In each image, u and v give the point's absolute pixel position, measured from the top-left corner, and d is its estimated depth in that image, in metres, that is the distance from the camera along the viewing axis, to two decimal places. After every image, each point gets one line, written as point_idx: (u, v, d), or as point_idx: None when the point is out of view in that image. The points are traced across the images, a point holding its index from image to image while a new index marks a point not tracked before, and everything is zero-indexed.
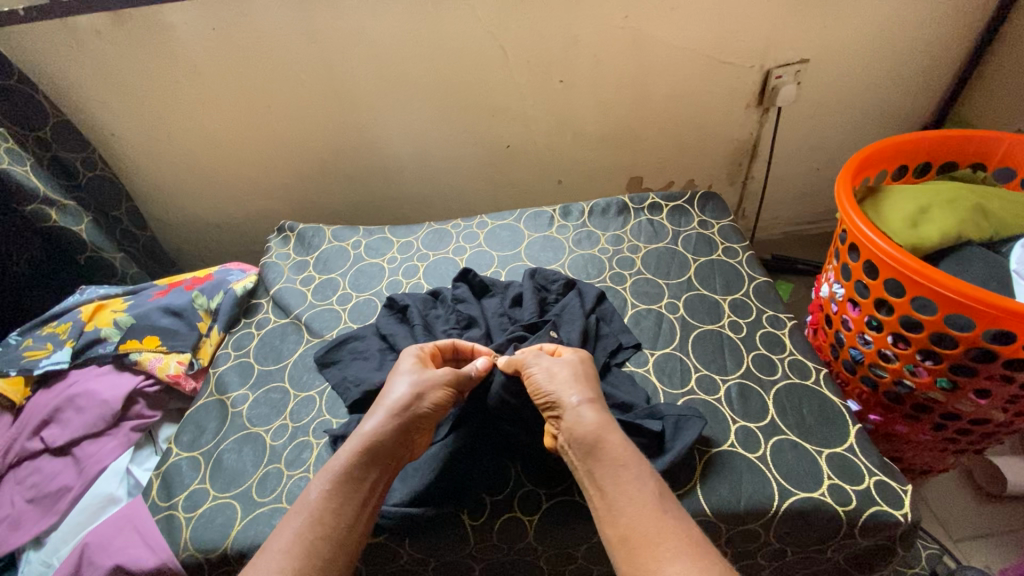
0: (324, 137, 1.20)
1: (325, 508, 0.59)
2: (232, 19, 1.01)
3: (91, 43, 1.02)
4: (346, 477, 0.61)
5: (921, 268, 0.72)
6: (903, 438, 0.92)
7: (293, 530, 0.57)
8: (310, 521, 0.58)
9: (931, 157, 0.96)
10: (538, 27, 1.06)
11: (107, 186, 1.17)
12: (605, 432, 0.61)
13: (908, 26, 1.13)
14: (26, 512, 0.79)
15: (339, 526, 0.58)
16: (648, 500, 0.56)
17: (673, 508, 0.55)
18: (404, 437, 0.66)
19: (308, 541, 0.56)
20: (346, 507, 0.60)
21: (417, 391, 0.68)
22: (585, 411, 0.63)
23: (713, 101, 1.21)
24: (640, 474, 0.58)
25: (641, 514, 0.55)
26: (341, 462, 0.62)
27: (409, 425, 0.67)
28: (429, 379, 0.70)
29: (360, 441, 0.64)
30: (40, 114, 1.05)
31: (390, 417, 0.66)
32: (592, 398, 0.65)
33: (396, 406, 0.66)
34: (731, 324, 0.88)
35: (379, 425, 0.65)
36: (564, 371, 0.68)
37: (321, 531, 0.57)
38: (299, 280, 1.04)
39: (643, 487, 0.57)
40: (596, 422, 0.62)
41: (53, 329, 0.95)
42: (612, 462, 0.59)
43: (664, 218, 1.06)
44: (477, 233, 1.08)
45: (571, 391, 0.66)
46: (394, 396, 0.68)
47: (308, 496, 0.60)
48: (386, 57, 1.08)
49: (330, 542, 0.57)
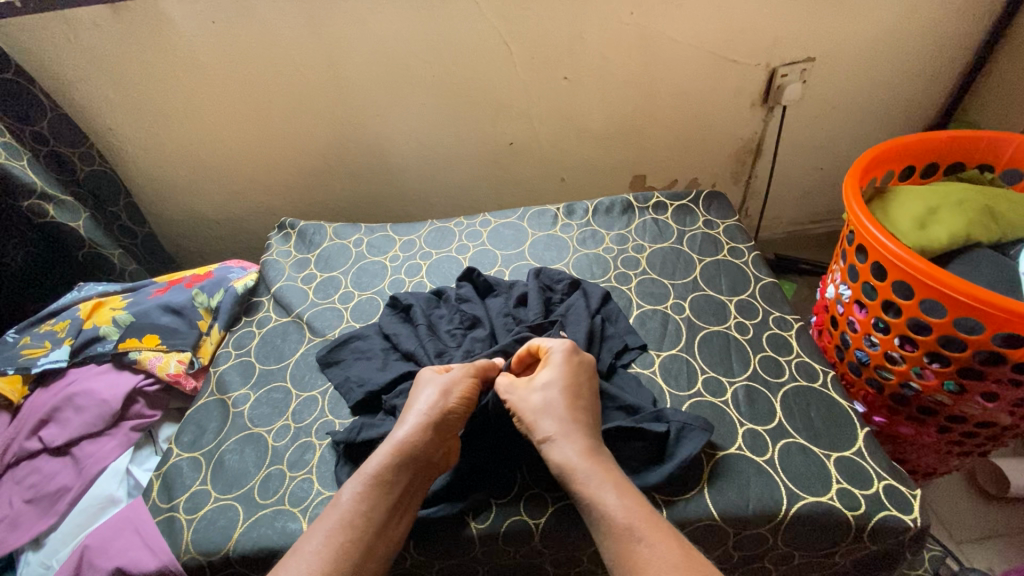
0: (325, 133, 1.19)
1: (355, 512, 0.59)
2: (232, 13, 1.00)
3: (89, 35, 1.01)
4: (377, 481, 0.62)
5: (931, 270, 0.71)
6: (908, 440, 0.91)
7: (323, 534, 0.57)
8: (340, 524, 0.58)
9: (939, 157, 0.96)
10: (543, 22, 1.04)
11: (105, 181, 1.16)
12: (573, 469, 0.62)
13: (916, 25, 1.12)
14: (24, 512, 0.78)
15: (368, 531, 0.59)
16: (620, 529, 0.57)
17: (650, 534, 0.55)
18: (438, 441, 0.66)
19: (337, 544, 0.57)
20: (375, 511, 0.60)
21: (445, 392, 0.68)
22: (554, 446, 0.64)
23: (718, 99, 1.20)
24: (608, 504, 0.59)
25: (619, 546, 0.56)
26: (373, 466, 0.63)
27: (442, 429, 0.66)
28: (450, 379, 0.70)
29: (391, 446, 0.64)
30: (36, 108, 1.03)
31: (419, 421, 0.65)
32: (561, 431, 0.65)
33: (428, 410, 0.66)
34: (737, 325, 0.87)
35: (410, 430, 0.65)
36: (530, 404, 0.68)
37: (351, 535, 0.58)
38: (301, 278, 1.03)
39: (614, 517, 0.57)
40: (565, 460, 0.63)
41: (51, 327, 0.94)
42: (583, 496, 0.60)
43: (670, 217, 1.05)
44: (481, 231, 1.07)
45: (537, 429, 0.66)
46: (424, 399, 0.68)
47: (338, 500, 0.61)
48: (388, 52, 1.07)
49: (359, 546, 0.57)
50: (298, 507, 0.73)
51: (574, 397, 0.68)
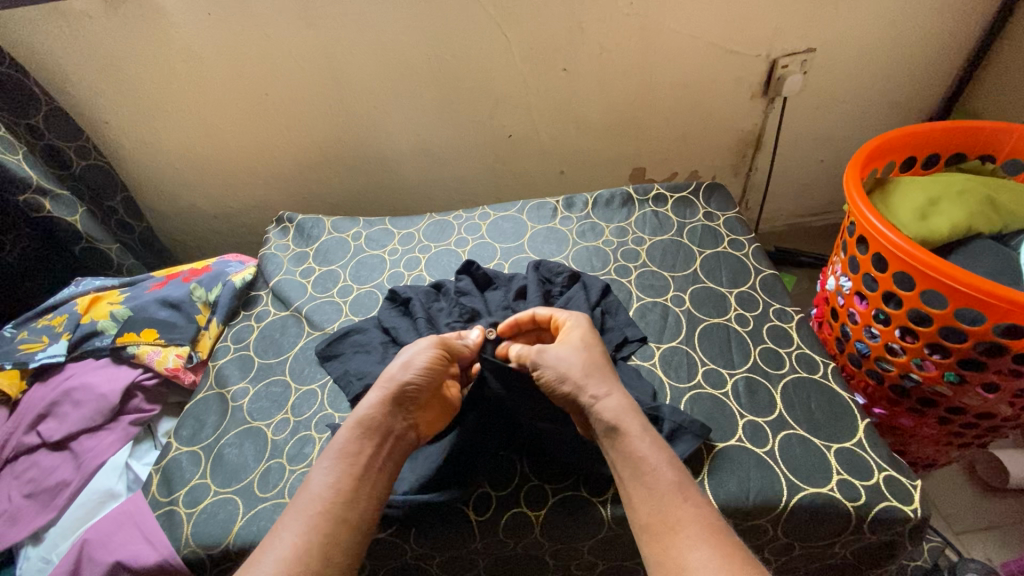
0: (322, 126, 1.18)
1: (325, 485, 0.59)
2: (228, 5, 0.99)
3: (83, 28, 1.00)
4: (343, 455, 0.61)
5: (932, 261, 0.70)
6: (908, 431, 0.91)
7: (296, 509, 0.57)
8: (310, 499, 0.58)
9: (940, 148, 0.95)
10: (542, 13, 1.03)
11: (101, 176, 1.15)
12: (624, 422, 0.61)
13: (917, 15, 1.11)
14: (23, 507, 0.78)
15: (339, 502, 0.58)
16: (666, 487, 0.56)
17: (694, 495, 0.56)
18: (397, 412, 0.66)
19: (309, 519, 0.56)
20: (343, 482, 0.59)
21: (403, 366, 0.68)
22: (603, 399, 0.64)
23: (718, 91, 1.19)
24: (659, 463, 0.58)
25: (662, 502, 0.56)
26: (337, 442, 0.62)
27: (398, 399, 0.66)
28: (410, 355, 0.70)
29: (352, 420, 0.64)
30: (32, 102, 1.03)
31: (377, 395, 0.66)
32: (610, 388, 0.65)
33: (385, 384, 0.67)
34: (737, 317, 0.87)
35: (370, 404, 0.65)
36: (575, 363, 0.67)
37: (321, 507, 0.57)
38: (299, 272, 1.03)
39: (663, 475, 0.57)
40: (619, 408, 0.62)
41: (48, 321, 0.94)
42: (633, 453, 0.59)
43: (670, 209, 1.04)
44: (479, 224, 1.07)
45: (585, 386, 0.65)
46: (381, 376, 0.68)
47: (308, 480, 0.60)
48: (385, 43, 1.06)
49: (330, 516, 0.57)
50: None
51: (603, 359, 0.69)
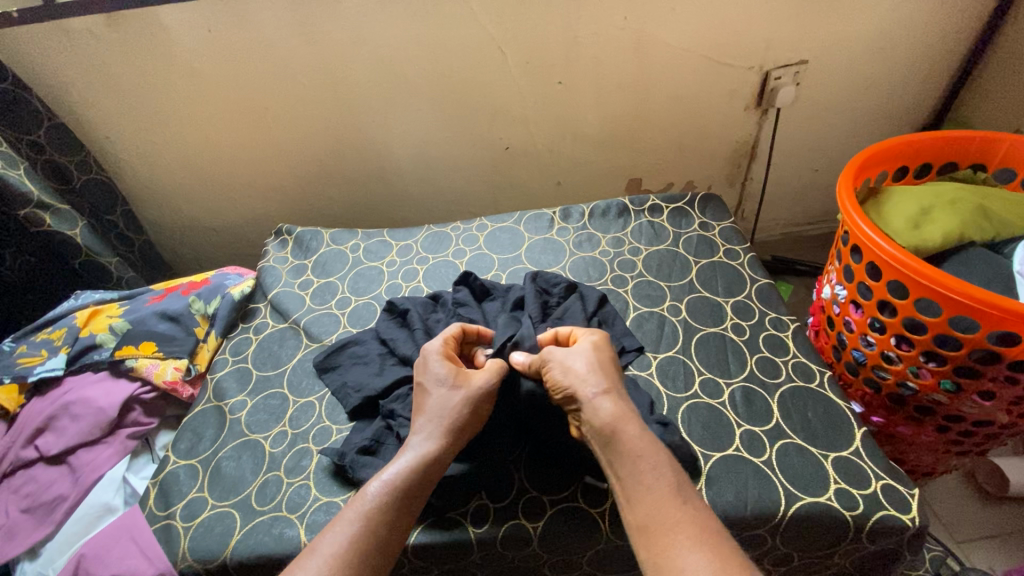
0: (321, 139, 1.19)
1: (382, 517, 0.58)
2: (228, 21, 1.00)
3: (85, 45, 1.01)
4: (404, 490, 0.61)
5: (925, 269, 0.71)
6: (907, 439, 0.91)
7: (352, 534, 0.56)
8: (368, 529, 0.57)
9: (932, 158, 0.96)
10: (537, 28, 1.05)
11: (101, 189, 1.16)
12: (622, 423, 0.61)
13: (907, 26, 1.13)
14: (20, 522, 0.78)
15: (393, 539, 0.58)
16: (664, 488, 0.56)
17: (692, 496, 0.56)
18: (455, 452, 0.66)
19: (365, 549, 0.56)
20: (400, 519, 0.59)
21: (472, 409, 0.67)
22: (602, 403, 0.63)
23: (712, 103, 1.20)
24: (658, 464, 0.58)
25: (659, 505, 0.55)
26: (399, 474, 0.61)
27: (459, 443, 0.66)
28: (474, 396, 0.68)
29: (418, 455, 0.63)
30: (33, 118, 1.03)
31: (444, 432, 0.65)
32: (611, 386, 0.65)
33: (453, 422, 0.66)
34: (733, 326, 0.88)
35: (437, 442, 0.64)
36: (580, 361, 0.68)
37: (379, 541, 0.57)
38: (298, 284, 1.03)
39: (660, 477, 0.57)
40: (614, 414, 0.62)
41: (48, 335, 0.94)
42: (631, 452, 0.59)
43: (665, 219, 1.05)
44: (477, 235, 1.08)
45: (585, 386, 0.65)
46: (448, 410, 0.66)
47: (365, 505, 0.59)
48: (383, 58, 1.07)
49: (384, 551, 0.57)
50: (295, 514, 0.73)
51: (609, 364, 0.69)
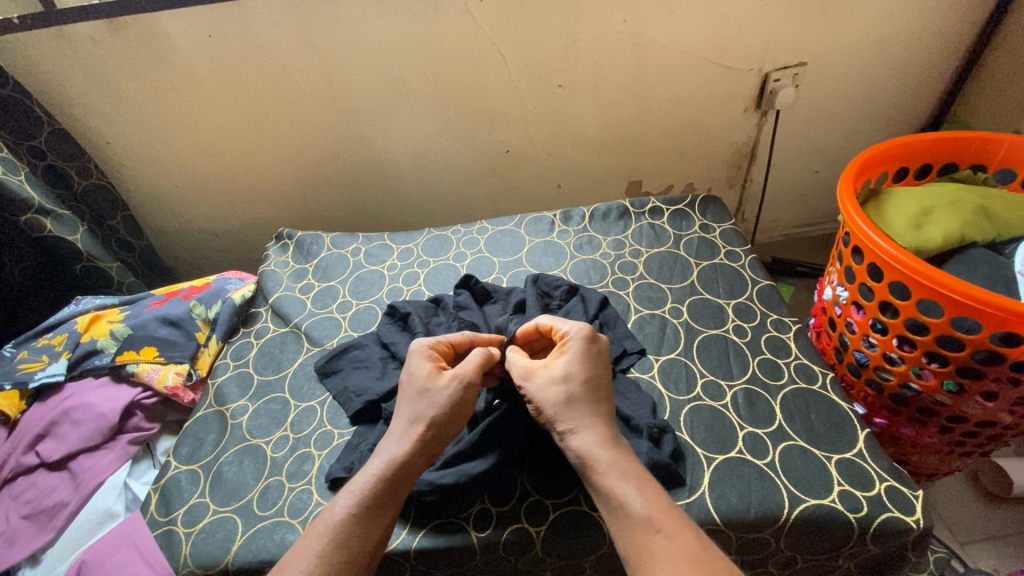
0: (321, 144, 1.20)
1: (349, 530, 0.59)
2: (228, 26, 1.00)
3: (87, 51, 1.01)
4: (371, 500, 0.61)
5: (925, 269, 0.71)
6: (910, 441, 0.91)
7: (316, 551, 0.57)
8: (334, 543, 0.57)
9: (932, 159, 0.96)
10: (536, 32, 1.05)
11: (103, 194, 1.16)
12: (595, 459, 0.61)
13: (905, 29, 1.13)
14: (21, 528, 0.78)
15: (361, 551, 0.58)
16: (638, 519, 0.56)
17: (667, 525, 0.55)
18: (428, 456, 0.65)
19: (331, 563, 0.56)
20: (370, 530, 0.59)
21: (444, 413, 0.66)
22: (573, 438, 0.63)
23: (712, 105, 1.20)
24: (629, 495, 0.58)
25: (636, 535, 0.56)
26: (368, 483, 0.62)
27: (433, 446, 0.65)
28: (448, 399, 0.67)
29: (386, 463, 0.63)
30: (34, 123, 1.03)
31: (413, 438, 0.64)
32: (580, 424, 0.63)
33: (423, 427, 0.65)
34: (735, 328, 0.87)
35: (405, 447, 0.64)
36: (548, 398, 0.66)
37: (345, 556, 0.57)
38: (299, 288, 1.03)
39: (635, 508, 0.57)
40: (588, 446, 0.62)
41: (49, 340, 0.94)
42: (605, 488, 0.59)
43: (666, 222, 1.05)
44: (478, 238, 1.07)
45: (556, 424, 0.65)
46: (418, 415, 0.66)
47: (331, 518, 0.59)
48: (383, 63, 1.08)
49: (351, 565, 0.57)
50: (297, 519, 0.72)
51: (588, 385, 0.66)
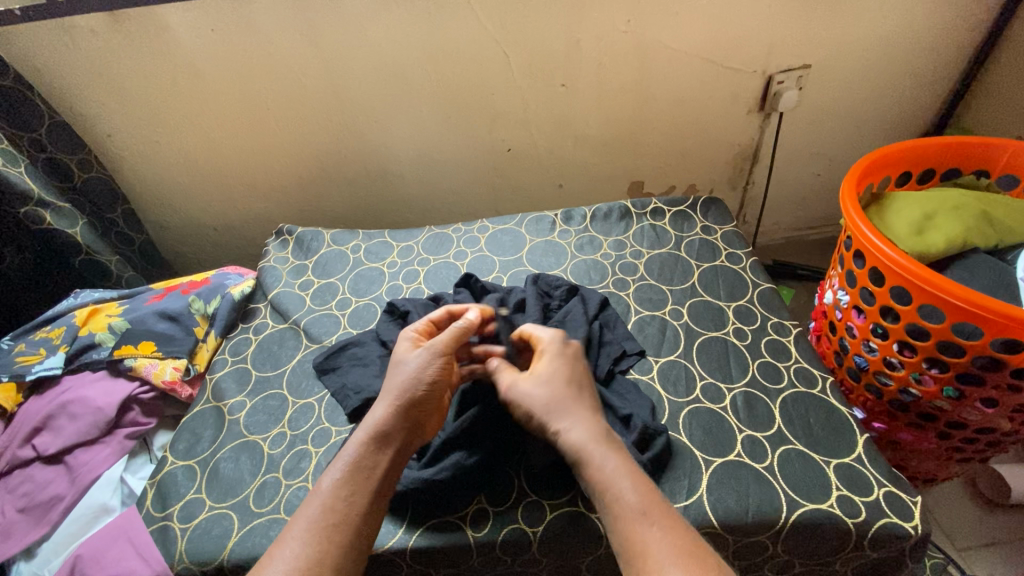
0: (322, 141, 1.19)
1: (338, 495, 0.59)
2: (230, 20, 1.00)
3: (87, 43, 1.01)
4: (357, 466, 0.61)
5: (927, 275, 0.71)
6: (909, 446, 0.90)
7: (308, 517, 0.57)
8: (323, 509, 0.58)
9: (935, 164, 0.96)
10: (539, 30, 1.05)
11: (103, 187, 1.15)
12: (588, 453, 0.60)
13: (910, 33, 1.13)
14: (17, 522, 0.77)
15: (350, 515, 0.58)
16: (631, 512, 0.55)
17: (661, 518, 0.55)
18: (414, 420, 0.65)
19: (320, 529, 0.56)
20: (357, 494, 0.59)
21: (421, 376, 0.66)
22: (566, 433, 0.62)
23: (714, 107, 1.20)
24: (623, 487, 0.57)
25: (628, 527, 0.55)
26: (351, 452, 0.62)
27: (415, 409, 0.65)
28: (421, 362, 0.67)
29: (369, 429, 0.63)
30: (34, 114, 1.03)
31: (392, 403, 0.64)
32: (574, 417, 0.63)
33: (401, 392, 0.65)
34: (736, 330, 0.87)
35: (386, 412, 0.64)
36: (538, 398, 0.65)
37: (334, 519, 0.57)
38: (298, 284, 1.03)
39: (628, 501, 0.56)
40: (584, 436, 0.61)
41: (47, 333, 0.94)
42: (599, 482, 0.58)
43: (667, 223, 1.05)
44: (478, 237, 1.07)
45: (548, 423, 0.63)
46: (395, 381, 0.66)
47: (319, 488, 0.60)
48: (385, 59, 1.07)
49: (343, 528, 0.57)
50: None
51: (576, 386, 0.66)
